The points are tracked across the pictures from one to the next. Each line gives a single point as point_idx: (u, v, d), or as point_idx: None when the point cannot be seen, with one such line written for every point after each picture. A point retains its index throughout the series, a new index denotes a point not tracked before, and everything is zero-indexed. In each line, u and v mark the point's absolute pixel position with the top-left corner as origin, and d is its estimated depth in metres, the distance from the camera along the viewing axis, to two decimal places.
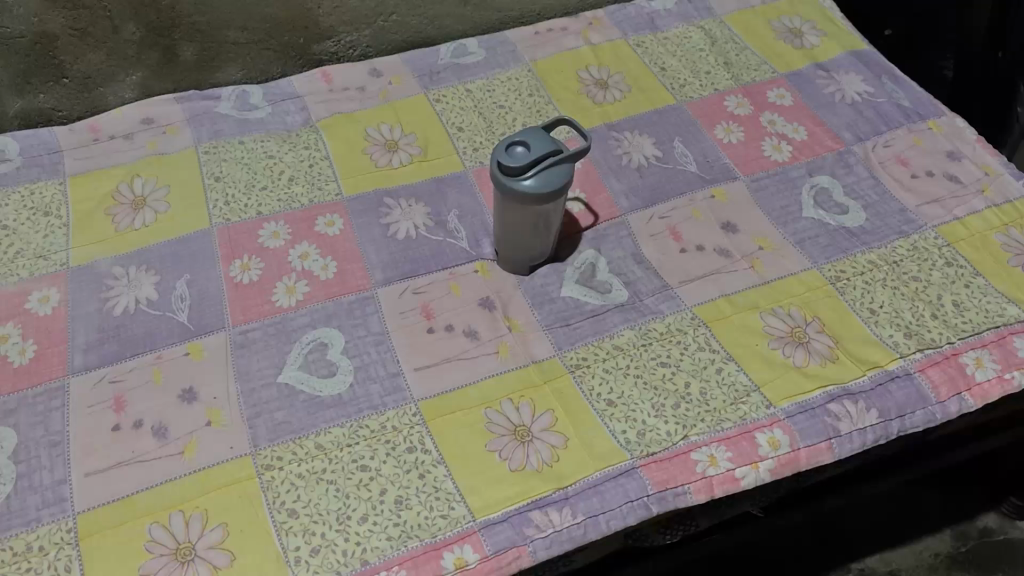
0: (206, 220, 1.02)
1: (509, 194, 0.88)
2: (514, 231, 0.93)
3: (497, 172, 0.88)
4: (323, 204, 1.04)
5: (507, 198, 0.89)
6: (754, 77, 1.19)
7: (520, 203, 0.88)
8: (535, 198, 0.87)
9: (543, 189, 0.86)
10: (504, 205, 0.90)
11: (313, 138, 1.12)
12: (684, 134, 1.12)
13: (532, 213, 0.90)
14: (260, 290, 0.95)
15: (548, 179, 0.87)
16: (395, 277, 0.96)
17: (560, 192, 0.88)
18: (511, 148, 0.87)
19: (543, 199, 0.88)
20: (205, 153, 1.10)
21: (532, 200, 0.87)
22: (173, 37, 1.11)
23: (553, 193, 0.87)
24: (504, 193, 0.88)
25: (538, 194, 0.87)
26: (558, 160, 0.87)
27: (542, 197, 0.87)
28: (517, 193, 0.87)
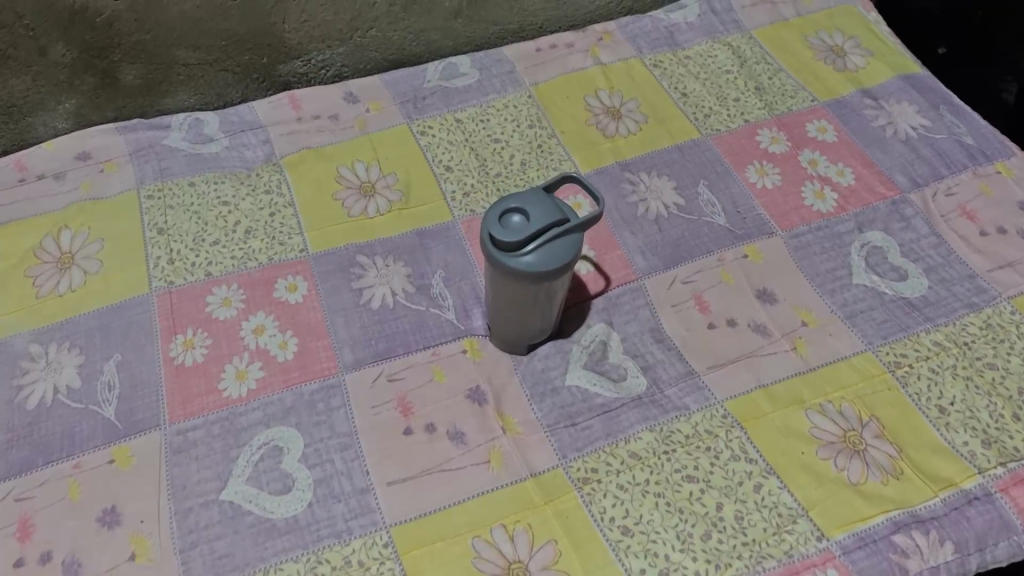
0: (144, 284, 0.86)
1: (503, 272, 0.72)
2: (509, 310, 0.77)
3: (487, 243, 0.72)
4: (284, 262, 0.88)
5: (499, 275, 0.73)
6: (790, 105, 1.03)
7: (516, 282, 0.72)
8: (535, 278, 0.71)
9: (544, 268, 0.70)
10: (498, 282, 0.74)
11: (275, 178, 0.96)
12: (710, 176, 0.96)
13: (531, 291, 0.74)
14: (205, 375, 0.80)
15: (551, 256, 0.71)
16: (367, 358, 0.81)
17: (564, 270, 0.72)
18: (505, 217, 0.71)
19: (544, 279, 0.72)
20: (148, 197, 0.94)
21: (530, 279, 0.71)
22: (112, 59, 0.94)
23: (556, 272, 0.71)
24: (497, 270, 0.72)
25: (538, 273, 0.71)
26: (562, 232, 0.71)
27: (543, 277, 0.71)
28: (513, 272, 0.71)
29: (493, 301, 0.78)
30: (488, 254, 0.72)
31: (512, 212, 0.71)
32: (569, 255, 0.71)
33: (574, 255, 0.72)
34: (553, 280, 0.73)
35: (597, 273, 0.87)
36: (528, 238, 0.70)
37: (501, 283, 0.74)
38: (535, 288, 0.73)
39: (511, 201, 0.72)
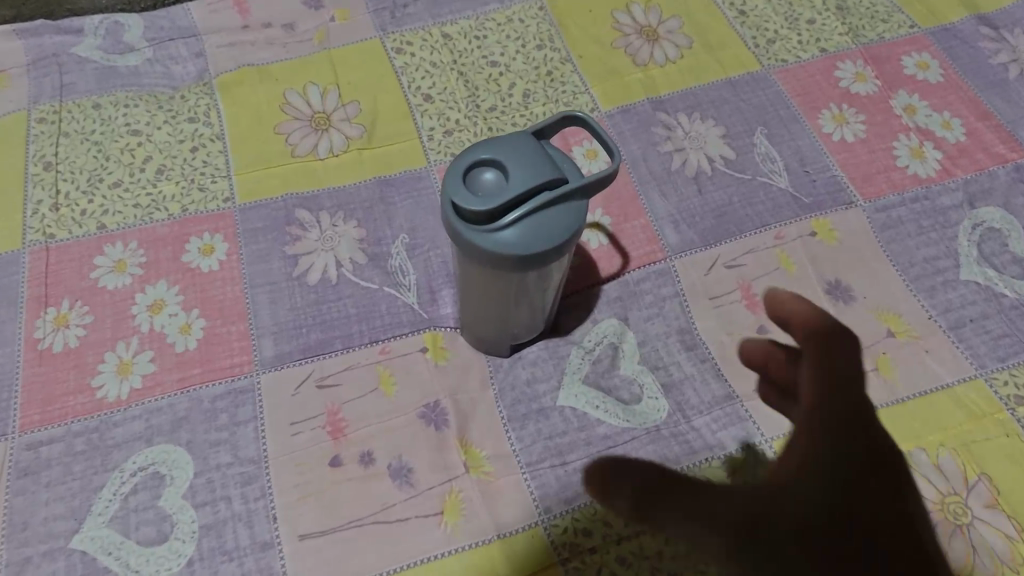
0: (16, 237, 0.66)
1: (469, 252, 0.50)
2: (484, 298, 0.55)
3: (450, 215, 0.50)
4: (202, 215, 0.67)
5: (465, 255, 0.51)
6: (881, 32, 0.78)
7: (488, 267, 0.50)
8: (515, 264, 0.49)
9: (528, 251, 0.48)
10: (468, 267, 0.52)
11: (203, 102, 0.74)
12: (771, 122, 0.72)
13: (512, 278, 0.52)
14: (76, 367, 0.60)
15: (539, 233, 0.48)
16: (293, 352, 0.60)
17: (558, 254, 0.50)
18: (474, 176, 0.49)
19: (528, 266, 0.50)
20: (39, 122, 0.73)
21: (508, 266, 0.49)
22: None
23: (546, 256, 0.49)
24: (466, 252, 0.50)
25: (519, 259, 0.49)
26: (559, 193, 0.48)
27: (527, 263, 0.49)
28: (489, 254, 0.49)
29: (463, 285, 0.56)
30: (449, 225, 0.50)
31: (484, 167, 0.49)
32: (566, 234, 0.49)
33: (574, 233, 0.50)
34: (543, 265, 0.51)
35: (604, 253, 0.65)
36: (506, 206, 0.48)
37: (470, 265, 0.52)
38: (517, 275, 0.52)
39: (485, 150, 0.49)
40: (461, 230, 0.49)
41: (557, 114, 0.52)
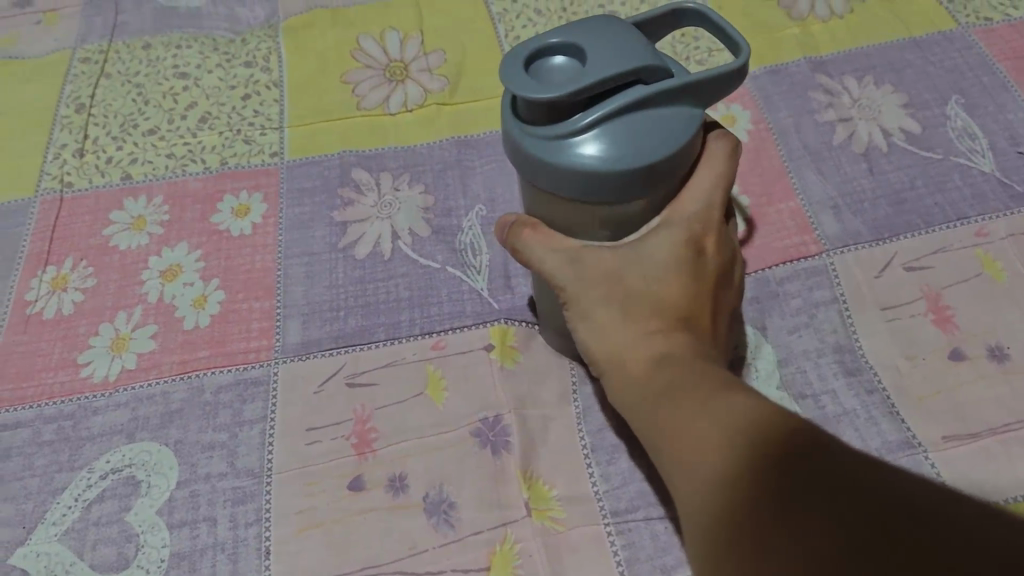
0: (29, 184, 0.56)
1: (536, 176, 0.34)
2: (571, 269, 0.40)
3: (512, 125, 0.35)
4: (242, 170, 0.56)
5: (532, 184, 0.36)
6: None
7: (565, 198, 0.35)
8: (600, 189, 0.34)
9: (618, 168, 0.33)
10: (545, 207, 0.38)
11: (263, 46, 0.63)
12: (970, 90, 0.55)
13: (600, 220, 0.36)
14: (65, 337, 0.48)
15: (635, 141, 0.33)
16: (323, 341, 0.47)
17: (665, 179, 0.34)
18: (543, 62, 0.34)
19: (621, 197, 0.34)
20: (82, 61, 0.63)
21: (593, 194, 0.34)
22: None
23: (649, 180, 0.34)
24: (535, 178, 0.35)
25: (603, 181, 0.33)
26: (667, 83, 0.33)
27: (618, 188, 0.33)
28: (565, 170, 0.33)
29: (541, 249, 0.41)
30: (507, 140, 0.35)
31: (554, 54, 0.34)
32: (675, 145, 0.33)
33: (687, 147, 0.34)
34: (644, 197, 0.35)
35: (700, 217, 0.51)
36: (585, 101, 0.33)
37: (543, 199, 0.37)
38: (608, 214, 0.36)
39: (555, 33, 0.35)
40: (524, 142, 0.34)
41: (660, 12, 0.38)
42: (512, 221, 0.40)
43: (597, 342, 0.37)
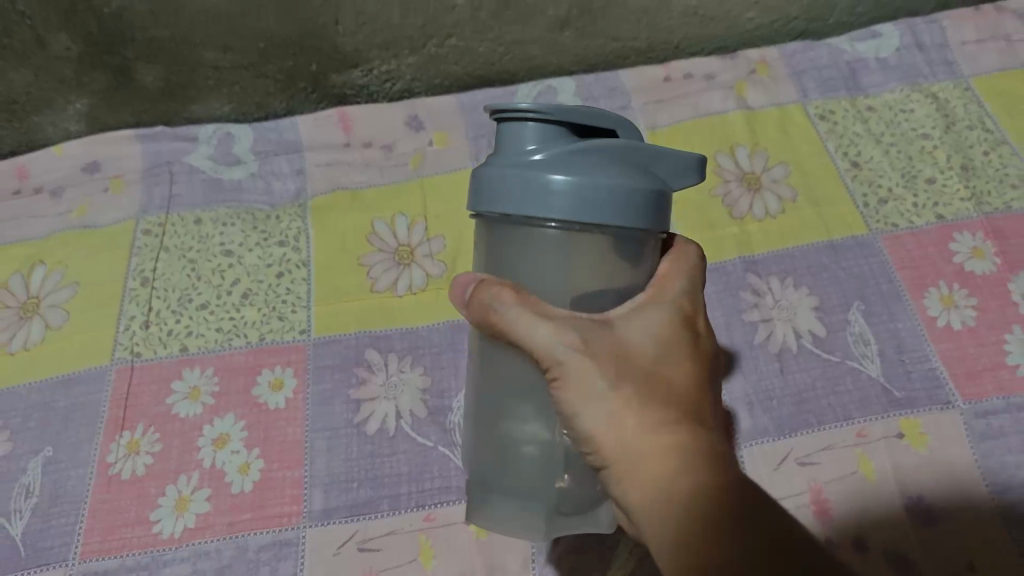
0: (104, 353, 0.69)
1: (487, 195, 0.45)
2: (516, 376, 0.47)
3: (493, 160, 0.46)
4: (277, 346, 0.69)
5: (490, 216, 0.46)
6: (1009, 200, 0.72)
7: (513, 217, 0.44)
8: (545, 190, 0.43)
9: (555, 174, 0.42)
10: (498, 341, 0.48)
11: (295, 226, 0.76)
12: (871, 298, 0.68)
13: (546, 249, 0.45)
14: (139, 497, 0.62)
15: (577, 165, 0.43)
16: (340, 508, 0.61)
17: (602, 207, 0.43)
18: None
19: (557, 209, 0.43)
20: (145, 233, 0.77)
21: (533, 203, 0.43)
22: (125, 55, 0.78)
23: (584, 200, 0.42)
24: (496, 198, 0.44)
25: (547, 182, 0.42)
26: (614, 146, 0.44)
27: (559, 191, 0.42)
28: (518, 172, 0.43)
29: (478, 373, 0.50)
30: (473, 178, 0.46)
31: None
32: (611, 182, 0.42)
33: (626, 193, 0.43)
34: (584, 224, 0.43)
35: None
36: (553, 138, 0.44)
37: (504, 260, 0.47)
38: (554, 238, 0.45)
39: None
40: (500, 164, 0.45)
41: None
42: (469, 278, 0.47)
43: (603, 427, 0.42)
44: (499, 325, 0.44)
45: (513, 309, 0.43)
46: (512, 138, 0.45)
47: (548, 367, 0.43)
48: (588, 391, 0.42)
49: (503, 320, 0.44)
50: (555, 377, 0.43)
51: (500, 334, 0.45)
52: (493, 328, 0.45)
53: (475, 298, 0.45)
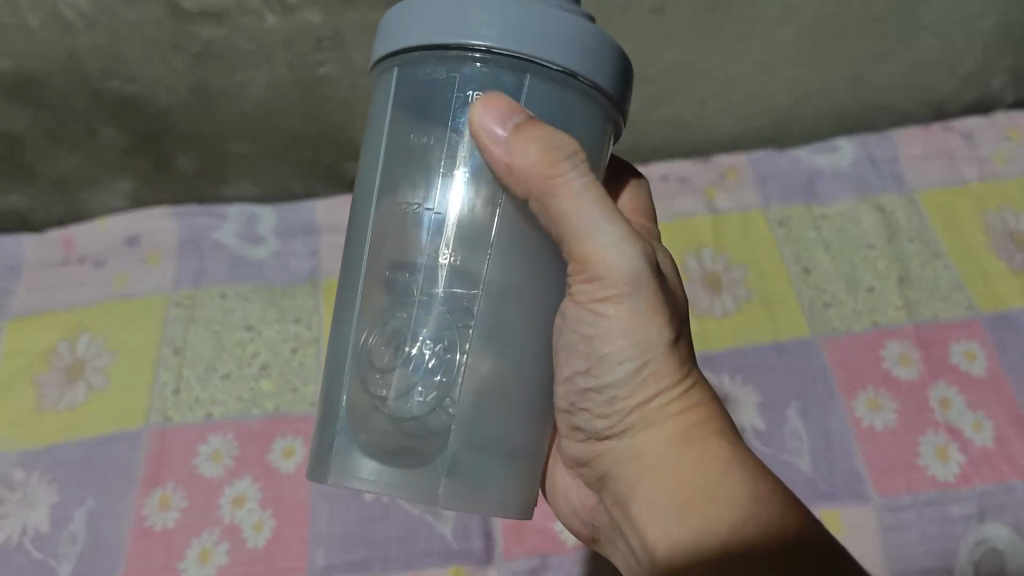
0: (139, 416, 0.79)
1: (402, 21, 0.42)
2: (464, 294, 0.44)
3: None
4: (289, 416, 0.79)
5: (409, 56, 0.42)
6: (937, 310, 0.82)
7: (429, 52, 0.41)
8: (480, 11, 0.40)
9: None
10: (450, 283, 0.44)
11: (309, 306, 0.87)
12: (808, 397, 0.77)
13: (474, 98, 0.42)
14: (167, 548, 0.72)
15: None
16: (340, 566, 0.71)
17: (538, 39, 0.40)
18: None
19: (484, 31, 0.39)
20: (177, 305, 0.87)
21: (457, 23, 0.40)
22: (165, 145, 0.88)
23: (517, 24, 0.39)
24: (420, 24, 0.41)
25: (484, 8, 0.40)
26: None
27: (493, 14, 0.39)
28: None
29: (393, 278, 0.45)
30: (387, 15, 0.44)
31: None
32: (552, 10, 0.40)
33: (572, 29, 0.40)
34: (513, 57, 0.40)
35: None
36: None
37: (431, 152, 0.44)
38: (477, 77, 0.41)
39: None
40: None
41: None
42: (502, 100, 0.41)
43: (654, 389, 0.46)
44: (564, 198, 0.42)
45: (585, 190, 0.42)
46: None
47: (605, 279, 0.44)
48: (643, 338, 0.46)
49: (570, 190, 0.42)
50: (607, 292, 0.44)
51: (550, 197, 0.42)
52: (544, 187, 0.42)
53: (525, 131, 0.41)
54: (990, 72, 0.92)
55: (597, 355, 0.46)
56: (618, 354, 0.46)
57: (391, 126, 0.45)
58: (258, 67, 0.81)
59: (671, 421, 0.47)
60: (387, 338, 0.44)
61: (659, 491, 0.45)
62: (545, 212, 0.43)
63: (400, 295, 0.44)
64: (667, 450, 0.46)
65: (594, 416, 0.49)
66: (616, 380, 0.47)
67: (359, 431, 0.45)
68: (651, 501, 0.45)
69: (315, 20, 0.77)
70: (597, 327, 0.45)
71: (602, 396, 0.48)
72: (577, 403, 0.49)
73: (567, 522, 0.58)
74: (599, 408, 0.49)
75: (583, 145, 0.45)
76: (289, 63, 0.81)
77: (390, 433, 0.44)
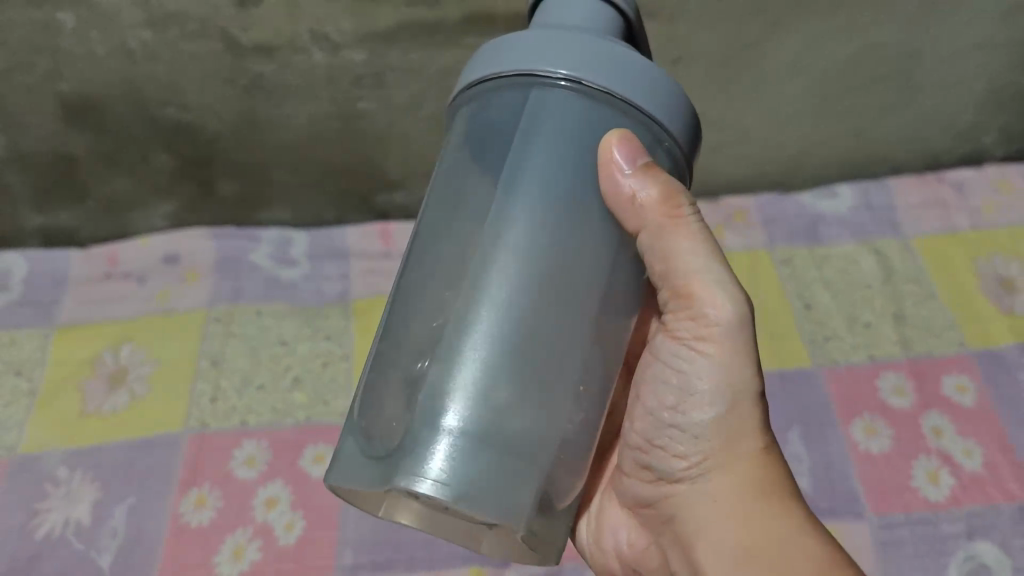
0: (177, 422, 0.84)
1: (494, 55, 0.48)
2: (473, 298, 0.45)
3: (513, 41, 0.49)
4: (320, 426, 0.84)
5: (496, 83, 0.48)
6: (930, 346, 0.88)
7: (518, 80, 0.47)
8: (569, 52, 0.46)
9: (574, 38, 0.46)
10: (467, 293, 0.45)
11: (340, 326, 0.92)
12: (809, 422, 0.82)
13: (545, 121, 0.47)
14: (203, 544, 0.77)
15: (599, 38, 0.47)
16: (366, 565, 0.75)
17: (617, 77, 0.46)
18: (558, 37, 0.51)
19: (572, 65, 0.46)
20: (215, 320, 0.92)
21: (549, 56, 0.46)
22: (211, 171, 0.94)
23: (597, 60, 0.46)
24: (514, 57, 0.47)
25: (571, 49, 0.46)
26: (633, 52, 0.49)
27: (579, 54, 0.46)
28: (543, 41, 0.47)
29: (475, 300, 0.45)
30: (475, 54, 0.50)
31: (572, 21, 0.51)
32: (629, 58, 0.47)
33: (647, 77, 0.47)
34: (595, 92, 0.46)
35: None
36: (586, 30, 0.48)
37: (482, 176, 0.47)
38: (553, 101, 0.47)
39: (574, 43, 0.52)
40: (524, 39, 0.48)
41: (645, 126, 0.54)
42: (634, 140, 0.47)
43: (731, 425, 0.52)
44: (680, 236, 0.49)
45: (691, 234, 0.50)
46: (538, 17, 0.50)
47: (706, 320, 0.51)
48: (731, 382, 0.52)
49: (685, 232, 0.49)
50: (703, 337, 0.51)
51: (664, 234, 0.49)
52: (666, 219, 0.48)
53: (650, 171, 0.47)
54: (982, 127, 0.99)
55: (687, 394, 0.52)
56: (707, 398, 0.52)
57: (459, 160, 0.50)
58: (305, 101, 0.88)
59: (745, 470, 0.52)
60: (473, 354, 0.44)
61: (734, 543, 0.51)
62: (653, 247, 0.49)
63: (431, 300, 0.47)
64: (744, 501, 0.52)
65: (674, 453, 0.54)
66: (700, 421, 0.52)
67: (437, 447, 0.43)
68: (722, 552, 0.51)
69: (358, 60, 0.85)
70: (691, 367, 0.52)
71: (684, 436, 0.53)
72: (657, 443, 0.54)
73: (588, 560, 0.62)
74: (681, 446, 0.53)
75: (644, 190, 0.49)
76: (334, 98, 0.88)
77: (474, 449, 0.43)
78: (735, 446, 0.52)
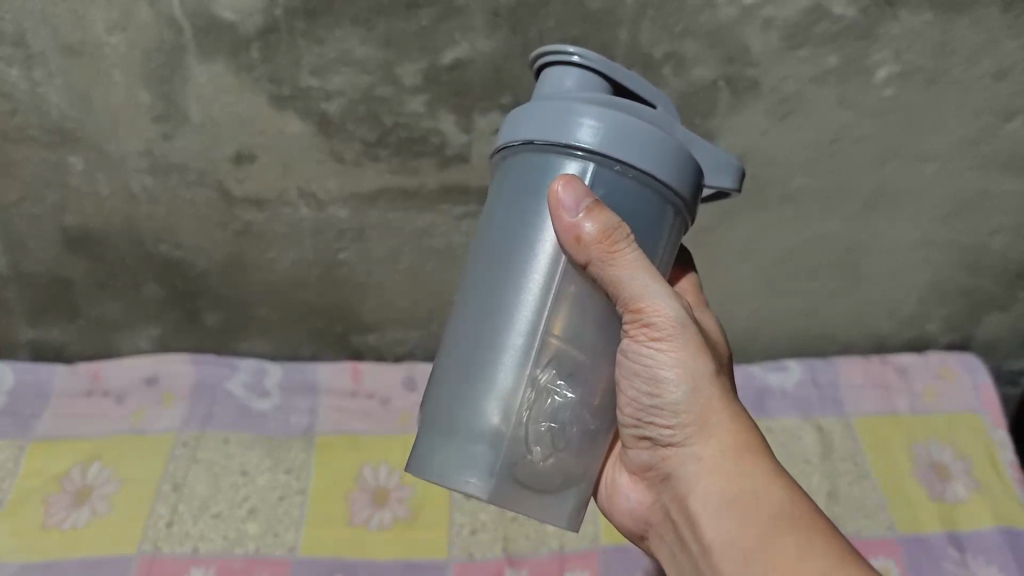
0: (131, 544, 0.88)
1: (521, 120, 0.53)
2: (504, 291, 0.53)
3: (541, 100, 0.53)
4: (267, 558, 0.88)
5: (527, 145, 0.53)
6: (860, 527, 0.91)
7: (540, 143, 0.52)
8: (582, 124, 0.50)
9: (583, 107, 0.50)
10: (498, 279, 0.53)
11: (301, 459, 0.97)
12: None
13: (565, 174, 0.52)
14: None
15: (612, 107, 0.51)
16: None
17: (622, 145, 0.50)
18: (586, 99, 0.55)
19: (583, 134, 0.50)
20: (183, 444, 0.97)
21: (563, 127, 0.50)
22: (197, 303, 1.01)
23: (607, 131, 0.50)
24: (538, 121, 0.51)
25: (585, 121, 0.50)
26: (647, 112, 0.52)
27: (592, 127, 0.50)
28: (563, 106, 0.51)
29: (492, 309, 0.53)
30: (510, 115, 0.55)
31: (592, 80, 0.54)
32: (639, 125, 0.50)
33: (653, 144, 0.50)
34: (604, 158, 0.50)
35: None
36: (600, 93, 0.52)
37: (509, 192, 0.55)
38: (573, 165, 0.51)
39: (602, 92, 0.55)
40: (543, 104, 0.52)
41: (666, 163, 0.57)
42: (578, 184, 0.50)
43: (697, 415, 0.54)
44: (620, 267, 0.50)
45: (638, 261, 0.50)
46: (554, 81, 0.54)
47: (659, 319, 0.52)
48: (692, 373, 0.54)
49: (626, 262, 0.50)
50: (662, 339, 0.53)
51: (610, 268, 0.50)
52: (606, 255, 0.50)
53: (596, 212, 0.49)
54: (926, 316, 1.05)
55: (657, 386, 0.54)
56: (676, 384, 0.54)
57: (496, 177, 0.56)
58: (290, 249, 0.95)
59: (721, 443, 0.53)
60: (485, 361, 0.53)
61: (715, 494, 0.52)
62: (604, 279, 0.51)
63: (469, 294, 0.55)
64: (724, 459, 0.53)
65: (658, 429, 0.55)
66: (674, 403, 0.54)
67: (458, 441, 0.52)
68: (708, 501, 0.53)
69: (342, 215, 0.92)
70: (651, 363, 0.53)
71: (664, 423, 0.55)
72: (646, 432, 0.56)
73: (610, 519, 0.64)
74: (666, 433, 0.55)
75: (650, 233, 0.54)
76: (316, 248, 0.95)
77: (489, 444, 0.52)
78: (708, 417, 0.54)
